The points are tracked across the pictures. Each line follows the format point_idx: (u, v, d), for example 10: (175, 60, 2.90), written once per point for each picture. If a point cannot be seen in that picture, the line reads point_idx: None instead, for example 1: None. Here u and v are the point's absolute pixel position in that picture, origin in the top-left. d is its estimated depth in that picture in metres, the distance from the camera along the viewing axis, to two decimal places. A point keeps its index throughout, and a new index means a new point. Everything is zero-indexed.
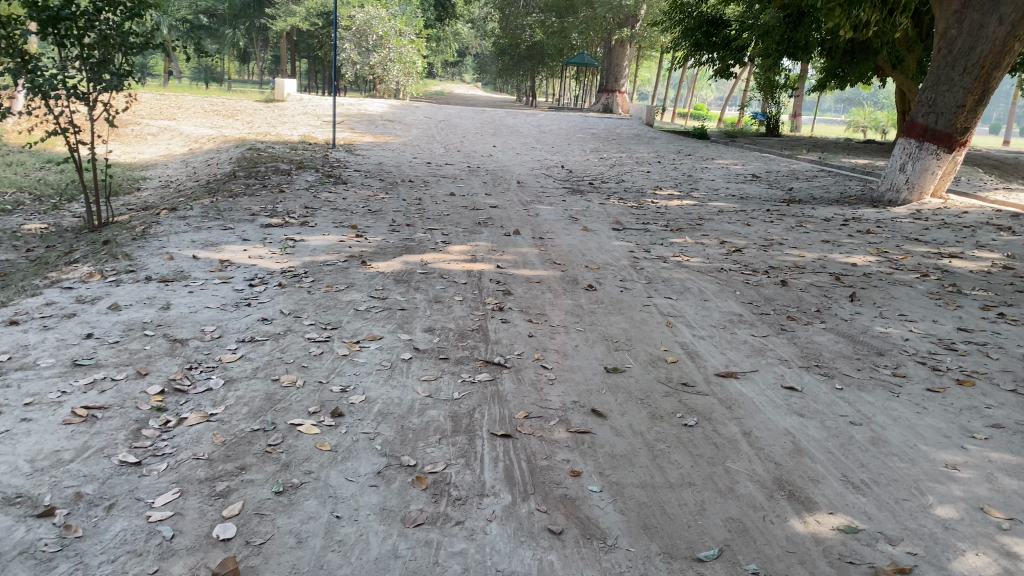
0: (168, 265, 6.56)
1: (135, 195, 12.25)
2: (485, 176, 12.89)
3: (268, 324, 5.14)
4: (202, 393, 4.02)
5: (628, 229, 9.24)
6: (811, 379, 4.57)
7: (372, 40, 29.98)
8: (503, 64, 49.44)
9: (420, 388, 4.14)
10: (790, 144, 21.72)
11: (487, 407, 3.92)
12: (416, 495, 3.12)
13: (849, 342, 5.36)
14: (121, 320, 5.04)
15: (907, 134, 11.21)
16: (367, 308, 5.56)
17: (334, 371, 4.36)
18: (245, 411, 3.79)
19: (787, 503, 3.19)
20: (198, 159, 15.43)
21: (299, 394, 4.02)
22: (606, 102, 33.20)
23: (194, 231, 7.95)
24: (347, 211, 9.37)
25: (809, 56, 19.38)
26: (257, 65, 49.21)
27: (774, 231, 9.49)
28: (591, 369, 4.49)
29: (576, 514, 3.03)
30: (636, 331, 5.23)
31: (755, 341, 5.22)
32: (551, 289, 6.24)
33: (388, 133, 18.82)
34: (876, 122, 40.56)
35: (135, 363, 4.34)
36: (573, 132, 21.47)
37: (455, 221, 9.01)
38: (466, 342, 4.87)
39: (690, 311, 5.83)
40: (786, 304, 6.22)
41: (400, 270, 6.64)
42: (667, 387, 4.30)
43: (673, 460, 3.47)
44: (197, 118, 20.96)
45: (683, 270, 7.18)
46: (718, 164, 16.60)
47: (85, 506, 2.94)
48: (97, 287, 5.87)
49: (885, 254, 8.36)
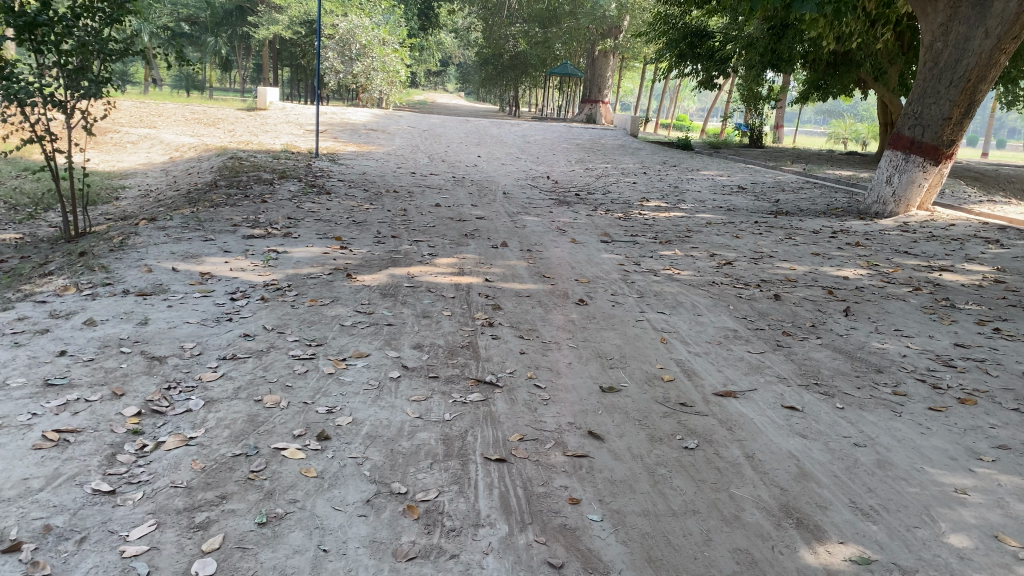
0: (147, 278, 6.36)
1: (114, 204, 12.01)
2: (470, 187, 12.76)
3: (251, 340, 4.96)
4: (181, 415, 3.84)
5: (617, 241, 9.13)
6: (812, 398, 4.45)
7: (355, 49, 29.81)
8: (486, 74, 49.43)
9: (410, 408, 3.98)
10: (774, 155, 21.75)
11: (480, 429, 3.77)
12: (408, 526, 2.95)
13: (847, 358, 5.25)
14: (97, 336, 4.85)
15: (893, 146, 11.21)
16: (353, 323, 5.39)
17: (319, 391, 4.19)
18: (226, 435, 3.61)
19: (796, 532, 3.06)
20: (179, 168, 15.19)
21: (283, 416, 3.85)
22: (589, 112, 33.20)
23: (174, 242, 7.75)
24: (331, 222, 9.20)
25: (792, 68, 19.41)
26: (239, 73, 48.91)
27: (763, 244, 9.41)
28: (585, 389, 4.35)
29: (577, 545, 2.88)
30: (630, 348, 5.10)
31: (752, 358, 5.10)
32: (541, 303, 6.10)
33: (372, 142, 18.66)
34: (856, 134, 40.99)
35: (110, 382, 4.15)
36: (557, 142, 21.40)
37: (442, 233, 8.86)
38: (456, 359, 4.72)
39: (684, 327, 5.71)
40: (781, 319, 6.12)
41: (386, 284, 6.48)
42: (665, 407, 4.16)
43: (675, 486, 3.32)
44: (177, 126, 20.71)
45: (674, 284, 7.07)
46: (704, 175, 16.57)
47: (54, 539, 2.75)
48: (72, 301, 5.67)
49: (876, 268, 8.29)
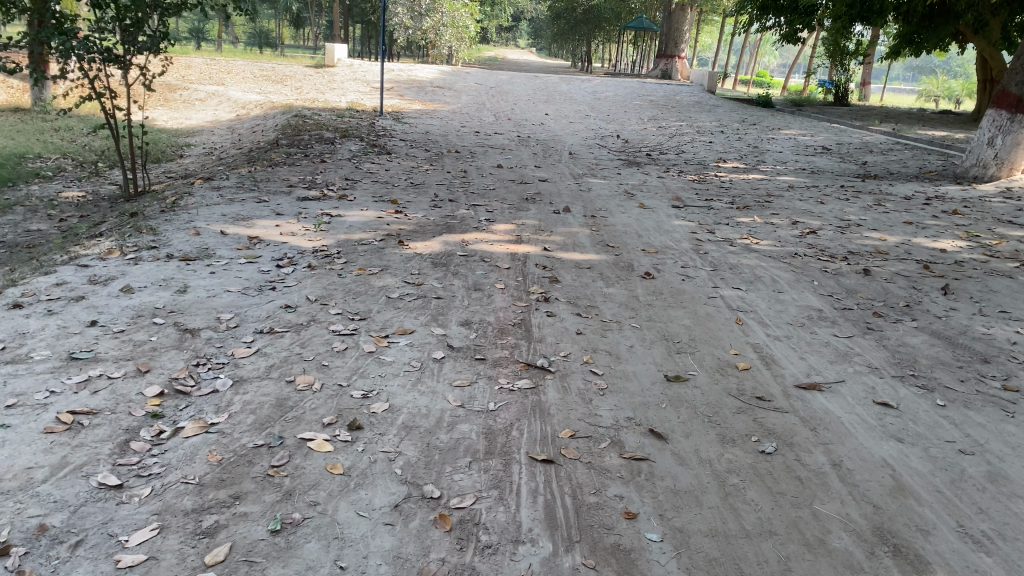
0: (193, 241, 6.13)
1: (177, 162, 11.94)
2: (535, 147, 12.27)
3: (291, 312, 4.66)
4: (207, 397, 3.55)
5: (689, 206, 8.56)
6: (908, 393, 3.92)
7: (425, 5, 29.24)
8: (558, 29, 48.26)
9: (452, 395, 3.60)
10: (861, 113, 20.53)
11: (528, 423, 3.37)
12: (438, 539, 2.59)
13: (946, 345, 4.67)
14: (132, 305, 4.61)
15: (996, 105, 10.34)
16: (400, 296, 5.03)
17: (356, 371, 3.85)
18: (250, 422, 3.30)
19: (892, 563, 2.59)
20: (245, 125, 15.09)
21: (313, 400, 3.51)
22: (664, 67, 31.96)
23: (227, 203, 7.53)
24: (389, 184, 8.87)
25: (885, 20, 18.14)
26: (313, 29, 48.92)
27: (850, 211, 8.71)
28: (648, 377, 3.91)
29: (631, 572, 2.48)
30: (701, 330, 4.62)
31: (840, 344, 4.56)
32: (603, 276, 5.65)
33: (438, 100, 18.26)
34: (949, 93, 38.85)
35: (137, 358, 3.89)
36: (629, 99, 20.61)
37: (502, 196, 8.44)
38: (507, 339, 4.33)
39: (762, 305, 5.18)
40: (871, 297, 5.53)
41: (439, 252, 6.12)
42: (739, 401, 3.70)
43: (749, 500, 2.89)
44: (246, 83, 20.66)
45: (751, 255, 6.51)
46: (785, 134, 15.67)
47: (47, 543, 2.48)
48: (114, 266, 5.46)
49: (976, 239, 7.54)
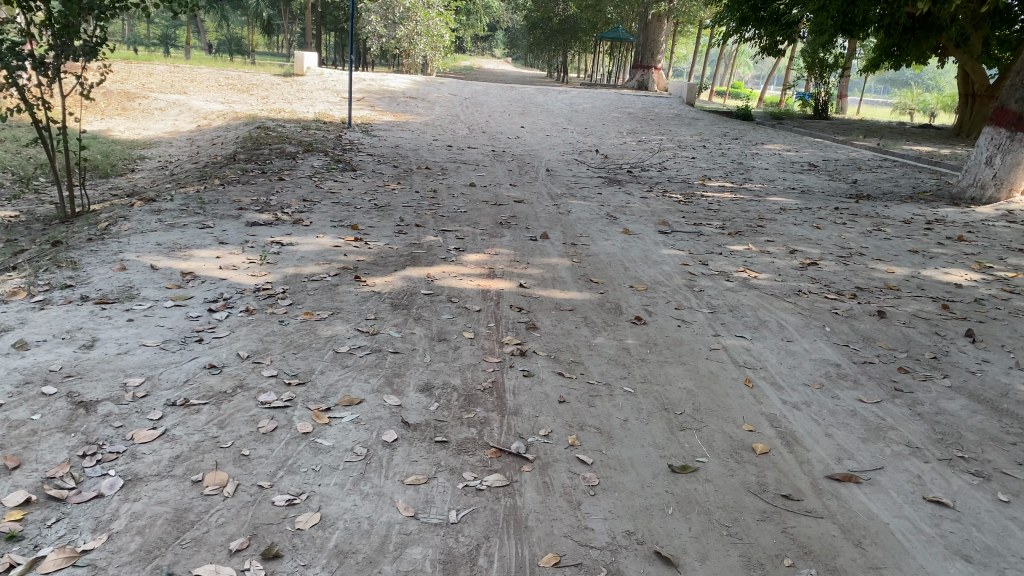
0: (117, 278, 5.32)
1: (125, 178, 11.09)
2: (511, 163, 11.56)
3: (215, 375, 3.88)
4: (87, 506, 2.76)
5: (677, 231, 7.87)
6: (962, 485, 3.21)
7: (398, 13, 28.35)
8: (533, 39, 47.63)
9: (403, 500, 2.85)
10: (842, 127, 20.08)
11: (499, 546, 2.63)
12: None
13: (991, 411, 3.98)
14: (21, 368, 3.80)
15: (996, 122, 9.71)
16: (350, 350, 4.25)
17: (283, 465, 3.07)
18: (134, 549, 2.51)
19: None
20: (204, 137, 14.23)
21: (222, 511, 2.73)
22: (640, 79, 31.40)
23: (165, 229, 6.72)
24: (350, 206, 8.09)
25: (867, 32, 17.58)
26: (284, 36, 47.76)
27: (849, 237, 8.08)
28: (648, 467, 3.17)
29: None
30: (706, 395, 3.90)
31: (869, 413, 3.86)
32: (587, 321, 4.92)
33: (410, 111, 17.46)
34: (921, 105, 38.41)
35: (6, 447, 3.09)
36: (608, 111, 19.97)
37: (475, 220, 7.70)
38: (475, 413, 3.57)
39: (773, 359, 4.47)
40: (892, 347, 4.84)
41: (400, 290, 5.35)
42: (762, 502, 2.97)
43: None
44: (209, 92, 19.78)
45: (751, 293, 5.82)
46: (769, 149, 15.09)
47: None
48: (15, 311, 4.64)
49: (990, 272, 6.90)
